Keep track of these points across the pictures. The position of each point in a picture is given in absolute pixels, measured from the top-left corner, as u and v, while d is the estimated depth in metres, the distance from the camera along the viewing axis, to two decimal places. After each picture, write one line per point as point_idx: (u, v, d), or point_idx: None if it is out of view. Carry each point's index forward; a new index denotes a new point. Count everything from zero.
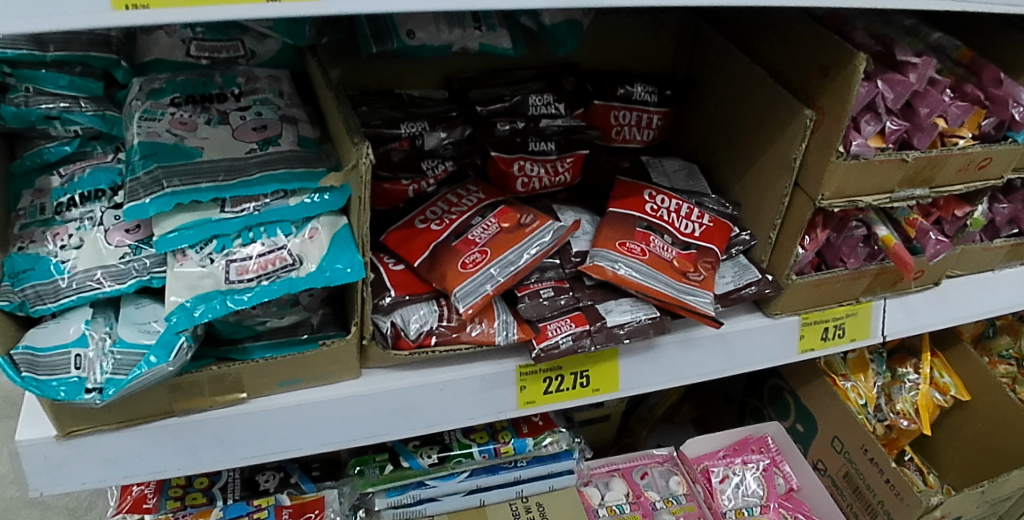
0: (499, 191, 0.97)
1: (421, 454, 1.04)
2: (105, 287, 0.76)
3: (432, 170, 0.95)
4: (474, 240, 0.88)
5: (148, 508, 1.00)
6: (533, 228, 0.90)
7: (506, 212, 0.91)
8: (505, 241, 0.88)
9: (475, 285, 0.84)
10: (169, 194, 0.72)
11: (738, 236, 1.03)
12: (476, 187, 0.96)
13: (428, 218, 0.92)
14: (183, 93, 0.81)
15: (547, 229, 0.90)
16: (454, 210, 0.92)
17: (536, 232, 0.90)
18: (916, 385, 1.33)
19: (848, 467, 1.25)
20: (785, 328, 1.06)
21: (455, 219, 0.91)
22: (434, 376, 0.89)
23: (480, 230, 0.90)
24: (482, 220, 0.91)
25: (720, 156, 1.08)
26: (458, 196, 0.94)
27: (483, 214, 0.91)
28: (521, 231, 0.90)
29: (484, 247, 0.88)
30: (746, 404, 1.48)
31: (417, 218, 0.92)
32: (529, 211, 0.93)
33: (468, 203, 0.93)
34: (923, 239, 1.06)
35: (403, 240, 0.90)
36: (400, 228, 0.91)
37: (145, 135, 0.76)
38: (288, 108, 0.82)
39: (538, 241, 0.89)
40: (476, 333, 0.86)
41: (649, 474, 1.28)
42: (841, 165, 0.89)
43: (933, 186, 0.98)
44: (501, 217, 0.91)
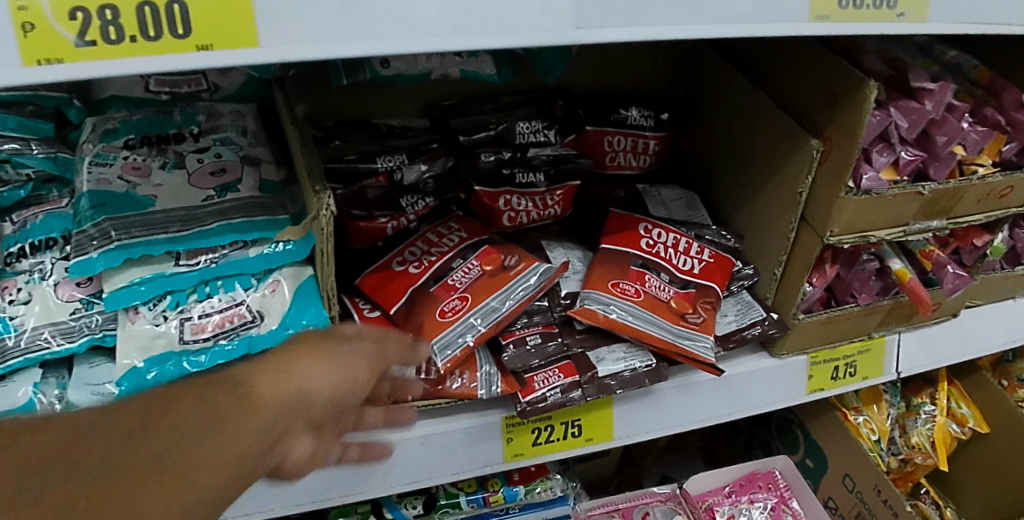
0: (483, 225, 0.90)
1: (406, 504, 0.98)
2: (54, 348, 0.70)
3: (412, 207, 0.87)
4: (453, 286, 0.82)
5: None
6: (518, 271, 0.84)
7: (488, 253, 0.85)
8: (487, 286, 0.82)
9: (454, 336, 0.78)
10: (117, 247, 0.67)
11: (741, 270, 0.96)
12: (458, 221, 0.89)
13: (406, 258, 0.85)
14: (138, 133, 0.76)
15: (533, 272, 0.84)
16: (433, 249, 0.86)
17: (520, 275, 0.83)
18: (932, 417, 1.25)
19: (861, 508, 1.16)
20: (793, 369, 0.99)
21: (434, 261, 0.84)
22: (413, 429, 0.84)
23: (460, 274, 0.83)
24: (462, 261, 0.84)
25: (720, 185, 1.01)
26: (439, 234, 0.87)
27: (464, 256, 0.85)
28: (505, 274, 0.83)
29: (465, 293, 0.81)
30: (753, 434, 1.37)
31: (395, 258, 0.86)
32: (515, 250, 0.87)
33: (448, 243, 0.86)
34: (941, 273, 0.99)
35: (380, 282, 0.84)
36: (376, 269, 0.85)
37: (95, 182, 0.71)
38: (251, 147, 0.77)
39: (524, 286, 0.82)
40: (458, 387, 0.82)
41: (651, 514, 1.17)
42: (852, 201, 0.83)
43: (951, 217, 0.91)
44: (483, 258, 0.84)
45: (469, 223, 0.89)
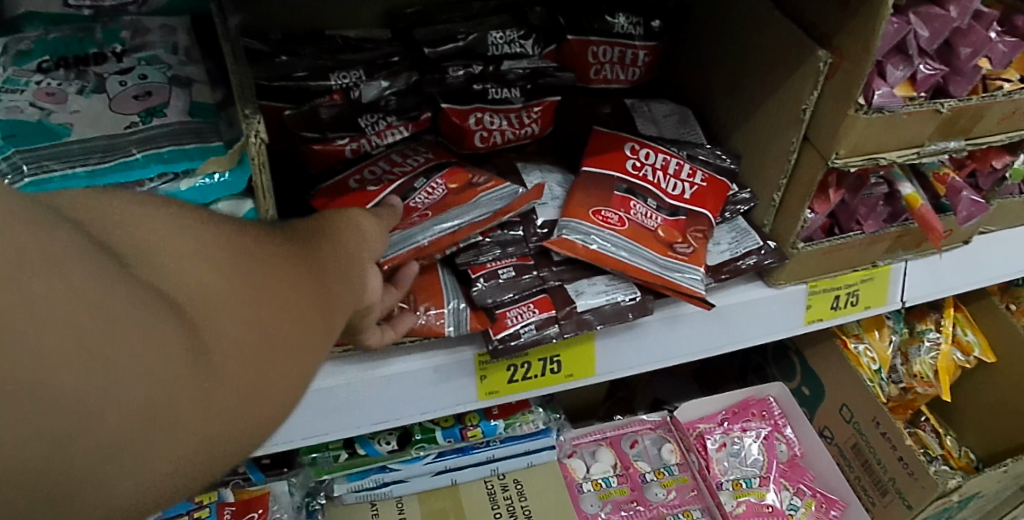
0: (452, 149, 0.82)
1: (379, 440, 0.95)
2: None
3: (372, 127, 0.78)
4: (415, 204, 0.75)
5: None
6: (485, 188, 0.76)
7: (456, 173, 0.77)
8: (451, 203, 0.75)
9: (408, 238, 0.72)
10: (30, 183, 0.59)
11: (737, 195, 0.88)
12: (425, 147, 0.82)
13: (366, 177, 0.77)
14: (53, 55, 0.67)
15: (501, 189, 0.76)
16: (397, 169, 0.78)
17: (488, 193, 0.76)
18: (936, 344, 1.19)
19: (858, 439, 1.12)
20: (789, 299, 0.93)
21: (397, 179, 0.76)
22: (376, 369, 0.79)
23: (423, 193, 0.75)
24: (426, 178, 0.76)
25: (715, 99, 0.92)
26: (403, 155, 0.79)
27: (429, 174, 0.77)
28: (473, 189, 0.76)
29: (429, 209, 0.74)
30: (748, 359, 1.33)
31: (353, 176, 0.77)
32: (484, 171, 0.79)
33: (412, 164, 0.78)
34: (954, 199, 0.91)
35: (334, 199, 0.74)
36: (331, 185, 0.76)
37: (4, 111, 0.63)
38: (182, 66, 0.68)
39: (491, 201, 0.75)
40: (423, 324, 0.76)
41: (640, 442, 1.14)
42: (862, 119, 0.74)
43: (969, 138, 0.82)
44: (449, 175, 0.77)
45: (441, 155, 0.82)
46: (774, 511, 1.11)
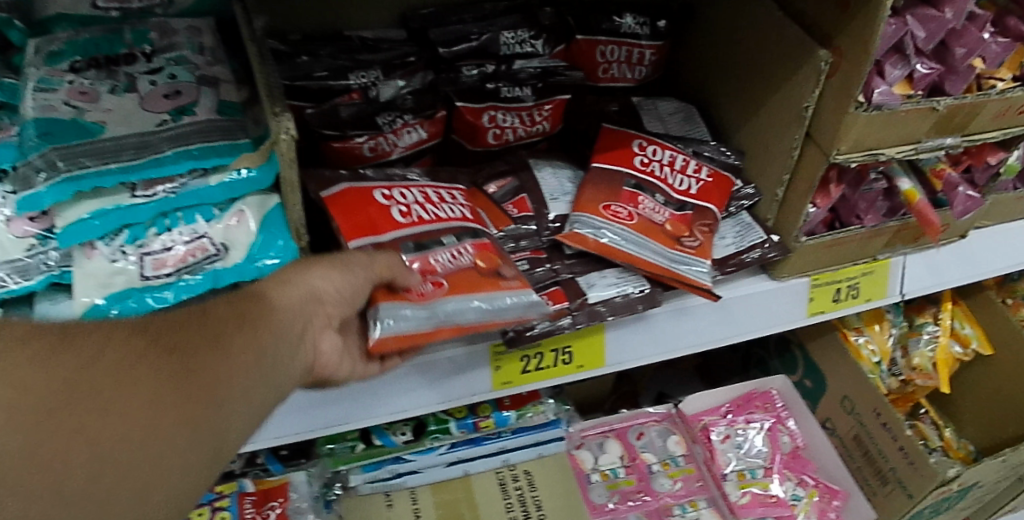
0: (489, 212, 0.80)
1: (396, 431, 0.98)
2: (11, 286, 0.66)
3: (389, 126, 0.80)
4: (435, 256, 0.71)
5: None
6: (511, 285, 0.72)
7: (489, 247, 0.75)
8: (466, 284, 0.71)
9: (404, 314, 0.67)
10: (65, 179, 0.62)
11: (742, 190, 0.91)
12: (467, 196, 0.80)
13: (401, 197, 0.75)
14: (84, 55, 0.70)
15: (518, 294, 0.72)
16: (433, 205, 0.76)
17: (511, 291, 0.72)
18: (935, 337, 1.23)
19: (859, 430, 1.15)
20: (793, 292, 0.95)
21: (429, 217, 0.74)
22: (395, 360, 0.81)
23: (444, 256, 0.72)
24: (456, 241, 0.73)
25: (719, 95, 0.94)
26: (441, 198, 0.77)
27: (460, 237, 0.74)
28: (498, 283, 0.72)
29: (435, 279, 0.70)
30: (751, 353, 1.35)
31: (387, 188, 0.75)
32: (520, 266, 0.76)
33: (447, 213, 0.76)
34: (951, 194, 0.94)
35: (350, 209, 0.71)
36: (356, 189, 0.74)
37: (40, 109, 0.65)
38: (208, 66, 0.71)
39: (508, 310, 0.71)
40: None
41: (646, 434, 1.16)
42: (861, 116, 0.77)
43: (965, 134, 0.85)
44: (483, 249, 0.74)
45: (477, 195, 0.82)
46: (779, 501, 1.13)
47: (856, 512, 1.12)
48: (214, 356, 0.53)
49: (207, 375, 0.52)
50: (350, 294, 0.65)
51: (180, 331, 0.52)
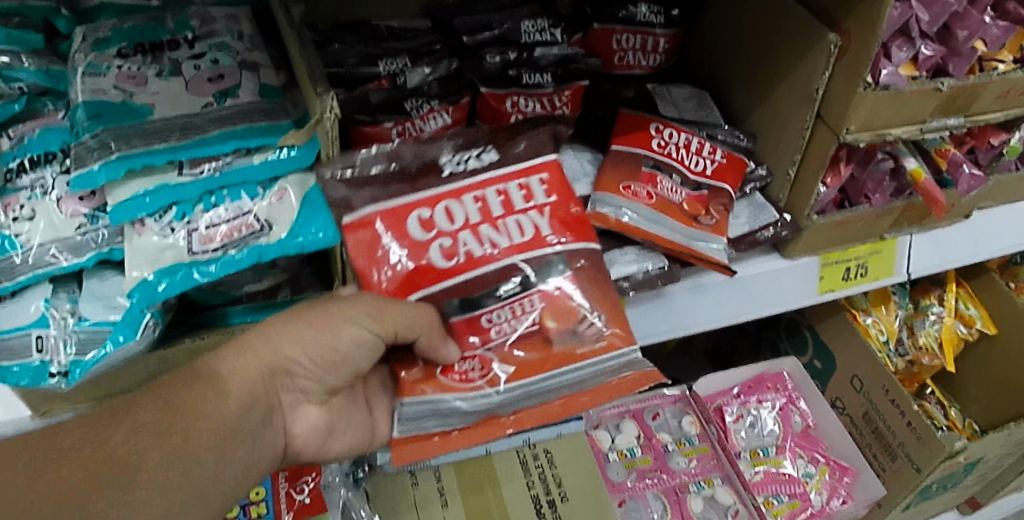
0: (568, 220, 0.72)
1: None
2: (62, 262, 0.70)
3: (417, 110, 0.82)
4: (489, 317, 0.69)
5: None
6: (591, 353, 0.68)
7: (565, 290, 0.70)
8: (525, 364, 0.68)
9: (426, 412, 0.68)
10: (118, 158, 0.65)
11: (754, 171, 0.94)
12: (539, 207, 0.72)
13: (462, 219, 0.70)
14: (130, 41, 0.73)
15: (583, 366, 0.68)
16: (501, 225, 0.70)
17: (592, 361, 0.68)
18: (940, 318, 1.26)
19: (868, 407, 1.18)
20: (804, 270, 0.99)
21: (495, 243, 0.70)
22: None
23: (499, 321, 0.69)
24: (524, 294, 0.69)
25: (731, 80, 0.98)
26: (523, 201, 0.72)
27: (525, 284, 0.69)
28: (567, 351, 0.68)
29: (484, 356, 0.68)
30: (761, 337, 1.39)
31: (442, 207, 0.70)
32: (603, 302, 0.71)
33: (528, 224, 0.71)
34: (955, 172, 0.97)
35: (405, 241, 0.69)
36: (407, 213, 0.70)
37: (89, 93, 0.69)
38: (248, 52, 0.74)
39: (576, 382, 0.67)
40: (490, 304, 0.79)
41: (661, 415, 1.19)
42: (870, 96, 0.80)
43: (968, 115, 0.89)
44: (552, 297, 0.69)
45: (551, 170, 0.74)
46: (792, 478, 1.16)
47: (864, 488, 1.16)
48: (190, 418, 0.59)
49: (174, 447, 0.57)
50: (326, 364, 0.69)
51: (154, 395, 0.59)
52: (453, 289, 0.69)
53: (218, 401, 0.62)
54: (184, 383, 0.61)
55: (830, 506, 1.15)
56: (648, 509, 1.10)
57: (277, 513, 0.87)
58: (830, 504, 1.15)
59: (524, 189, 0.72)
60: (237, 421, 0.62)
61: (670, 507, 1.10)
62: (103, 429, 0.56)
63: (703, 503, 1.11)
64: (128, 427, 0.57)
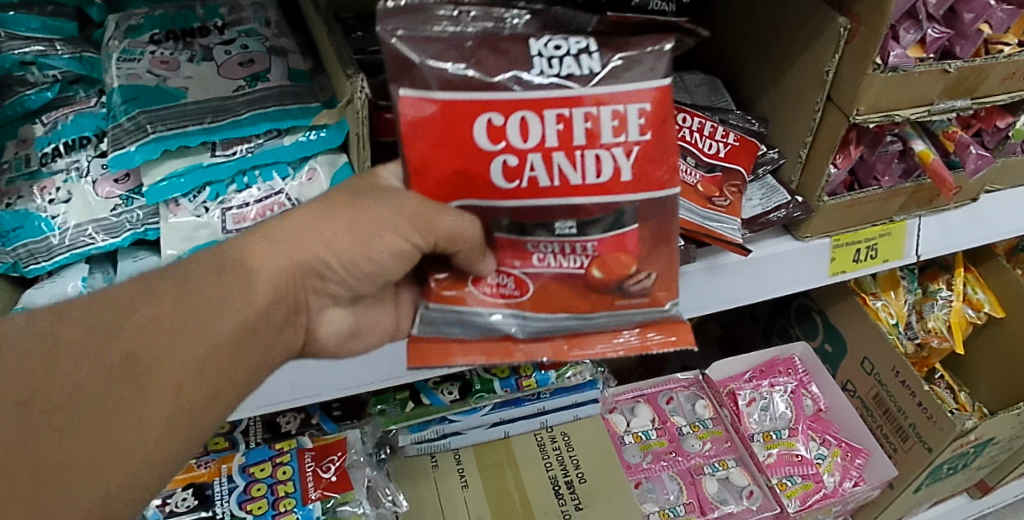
0: (658, 162, 0.64)
1: (442, 391, 1.00)
2: (99, 242, 0.72)
3: None
4: (538, 251, 0.66)
5: None
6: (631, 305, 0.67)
7: (625, 241, 0.66)
8: (557, 295, 0.67)
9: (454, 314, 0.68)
10: (155, 139, 0.69)
11: (767, 154, 0.97)
12: (628, 146, 0.62)
13: (537, 139, 0.61)
14: (162, 28, 0.76)
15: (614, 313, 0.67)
16: (579, 157, 0.61)
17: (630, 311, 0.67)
18: (948, 303, 1.27)
19: (879, 389, 1.20)
20: (815, 251, 1.00)
21: (565, 179, 0.62)
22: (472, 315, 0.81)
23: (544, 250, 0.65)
24: (580, 238, 0.65)
25: (743, 66, 1.00)
26: (609, 128, 0.61)
27: (582, 230, 0.64)
28: (606, 301, 0.67)
29: (521, 276, 0.66)
30: (772, 323, 1.41)
31: (517, 117, 0.60)
32: (657, 256, 0.67)
33: (608, 159, 0.62)
34: (962, 154, 0.99)
35: (467, 152, 0.61)
36: (475, 115, 0.60)
37: (125, 78, 0.72)
38: (276, 38, 0.77)
39: (603, 330, 0.67)
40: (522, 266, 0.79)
41: (674, 399, 1.21)
42: (879, 78, 0.82)
43: (975, 97, 0.90)
44: (606, 248, 0.65)
45: (653, 104, 0.62)
46: (804, 460, 1.19)
47: (877, 469, 1.18)
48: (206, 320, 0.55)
49: (193, 343, 0.54)
50: (356, 273, 0.63)
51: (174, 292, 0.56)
52: (505, 211, 0.63)
53: (242, 295, 0.58)
54: (210, 273, 0.57)
55: (842, 487, 1.17)
56: (664, 490, 1.12)
57: (304, 491, 0.89)
58: (842, 486, 1.17)
59: (618, 118, 0.61)
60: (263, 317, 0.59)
61: (685, 488, 1.12)
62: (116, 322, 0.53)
63: (717, 484, 1.13)
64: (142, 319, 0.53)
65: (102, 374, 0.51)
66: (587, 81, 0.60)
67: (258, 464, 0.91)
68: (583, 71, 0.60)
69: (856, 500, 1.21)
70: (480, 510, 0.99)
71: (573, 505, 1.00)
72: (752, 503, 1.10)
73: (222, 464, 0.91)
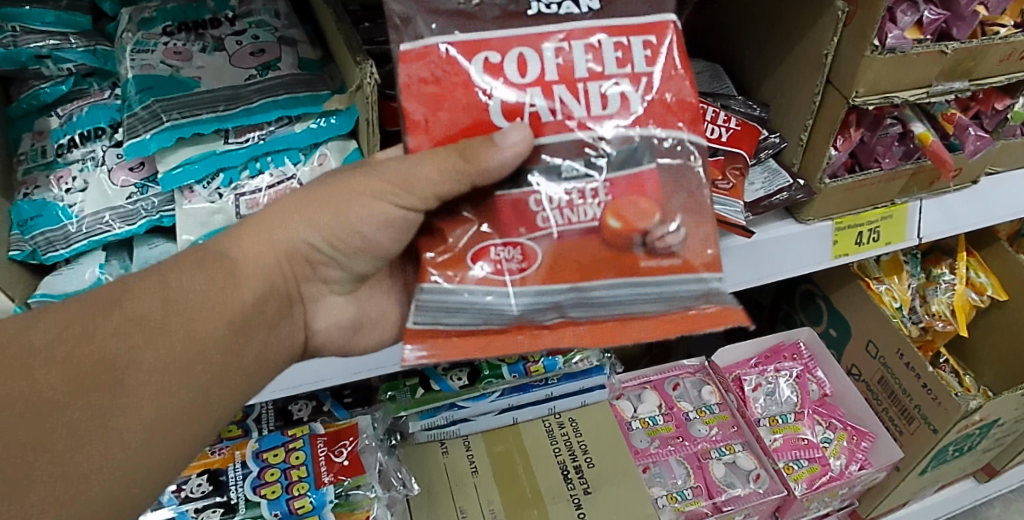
0: (670, 91, 0.63)
1: (451, 376, 1.02)
2: (115, 230, 0.74)
3: None
4: (546, 210, 0.63)
5: None
6: (669, 271, 0.64)
7: (642, 182, 0.63)
8: (573, 260, 0.63)
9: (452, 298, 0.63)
10: (170, 127, 0.71)
11: (768, 139, 0.98)
12: (635, 77, 0.63)
13: (536, 74, 0.62)
14: (175, 20, 0.80)
15: (643, 284, 0.64)
16: (581, 89, 0.62)
17: (671, 278, 0.64)
18: (952, 286, 1.28)
19: (883, 372, 1.21)
20: (817, 234, 1.02)
21: (568, 112, 0.62)
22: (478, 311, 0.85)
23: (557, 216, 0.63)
24: (589, 180, 0.63)
25: (744, 54, 1.02)
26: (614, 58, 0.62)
27: (592, 174, 0.63)
28: (631, 264, 0.63)
29: (529, 246, 0.63)
30: (777, 310, 1.43)
31: (514, 53, 0.61)
32: (682, 204, 0.65)
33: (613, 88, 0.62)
34: (962, 135, 1.00)
35: (468, 96, 0.61)
36: (471, 54, 0.61)
37: (138, 68, 0.76)
38: (286, 29, 0.80)
39: (631, 306, 0.64)
40: None
41: (681, 385, 1.23)
42: (877, 60, 0.83)
43: (973, 79, 0.91)
44: (621, 191, 0.63)
45: (657, 37, 0.63)
46: (810, 443, 1.21)
47: (883, 452, 1.19)
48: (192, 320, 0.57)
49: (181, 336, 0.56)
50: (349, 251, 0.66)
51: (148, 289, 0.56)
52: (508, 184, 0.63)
53: (229, 291, 0.60)
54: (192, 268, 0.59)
55: (848, 470, 1.18)
56: (672, 475, 1.13)
57: (317, 475, 0.90)
58: (848, 469, 1.18)
59: (622, 50, 0.63)
60: (251, 309, 0.61)
61: (692, 472, 1.13)
62: (93, 319, 0.54)
63: (724, 468, 1.14)
64: (120, 317, 0.55)
65: (77, 376, 0.52)
66: (584, 18, 0.62)
67: (270, 450, 0.92)
68: (579, 12, 0.62)
69: (862, 483, 1.21)
70: (490, 494, 1.01)
71: (581, 489, 1.01)
72: (759, 487, 1.12)
73: (236, 451, 0.92)
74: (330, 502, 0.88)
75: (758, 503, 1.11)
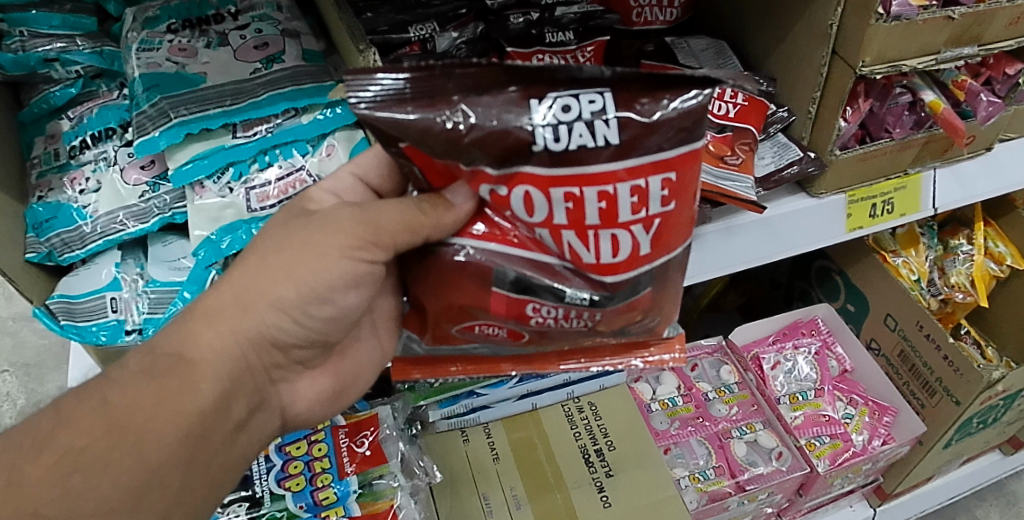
0: (676, 231, 0.61)
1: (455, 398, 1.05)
2: (129, 228, 0.77)
3: (554, 38, 0.91)
4: (541, 315, 0.63)
5: (348, 470, 0.91)
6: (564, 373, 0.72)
7: (638, 305, 0.64)
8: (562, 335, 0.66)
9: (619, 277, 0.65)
10: (177, 124, 0.73)
11: (776, 113, 0.98)
12: (648, 221, 0.59)
13: (545, 215, 0.59)
14: (179, 17, 0.82)
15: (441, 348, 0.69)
16: (591, 238, 0.59)
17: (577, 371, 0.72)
18: (970, 256, 1.27)
19: (902, 344, 1.21)
20: (832, 208, 1.01)
21: (578, 256, 0.60)
22: (771, 215, 0.97)
23: (486, 327, 0.65)
24: (591, 309, 0.63)
25: (750, 29, 1.01)
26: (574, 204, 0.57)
27: (596, 303, 0.62)
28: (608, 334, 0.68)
29: (516, 330, 0.65)
30: (793, 287, 1.42)
31: (521, 192, 0.58)
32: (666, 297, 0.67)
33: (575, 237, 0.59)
34: (974, 102, 0.99)
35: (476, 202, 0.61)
36: (473, 186, 0.58)
37: (146, 66, 0.77)
38: (288, 21, 0.83)
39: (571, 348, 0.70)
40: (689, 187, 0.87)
41: (699, 366, 1.23)
42: (882, 28, 0.82)
43: (982, 44, 0.90)
44: (619, 313, 0.64)
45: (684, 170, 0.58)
46: (832, 420, 1.20)
47: (905, 426, 1.18)
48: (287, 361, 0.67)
49: None
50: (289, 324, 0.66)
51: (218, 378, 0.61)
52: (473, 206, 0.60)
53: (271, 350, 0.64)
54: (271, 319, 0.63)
55: (871, 445, 1.17)
56: (693, 456, 1.13)
57: (340, 466, 0.91)
58: (871, 444, 1.17)
59: (671, 192, 0.59)
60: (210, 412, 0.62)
61: (714, 452, 1.13)
62: None
63: (746, 447, 1.13)
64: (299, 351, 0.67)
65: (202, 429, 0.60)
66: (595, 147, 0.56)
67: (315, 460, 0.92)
68: (599, 142, 0.56)
69: (886, 459, 1.20)
70: (512, 480, 1.01)
71: (603, 472, 1.01)
72: (782, 464, 1.11)
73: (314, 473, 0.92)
74: (354, 492, 0.89)
75: (782, 481, 1.10)
